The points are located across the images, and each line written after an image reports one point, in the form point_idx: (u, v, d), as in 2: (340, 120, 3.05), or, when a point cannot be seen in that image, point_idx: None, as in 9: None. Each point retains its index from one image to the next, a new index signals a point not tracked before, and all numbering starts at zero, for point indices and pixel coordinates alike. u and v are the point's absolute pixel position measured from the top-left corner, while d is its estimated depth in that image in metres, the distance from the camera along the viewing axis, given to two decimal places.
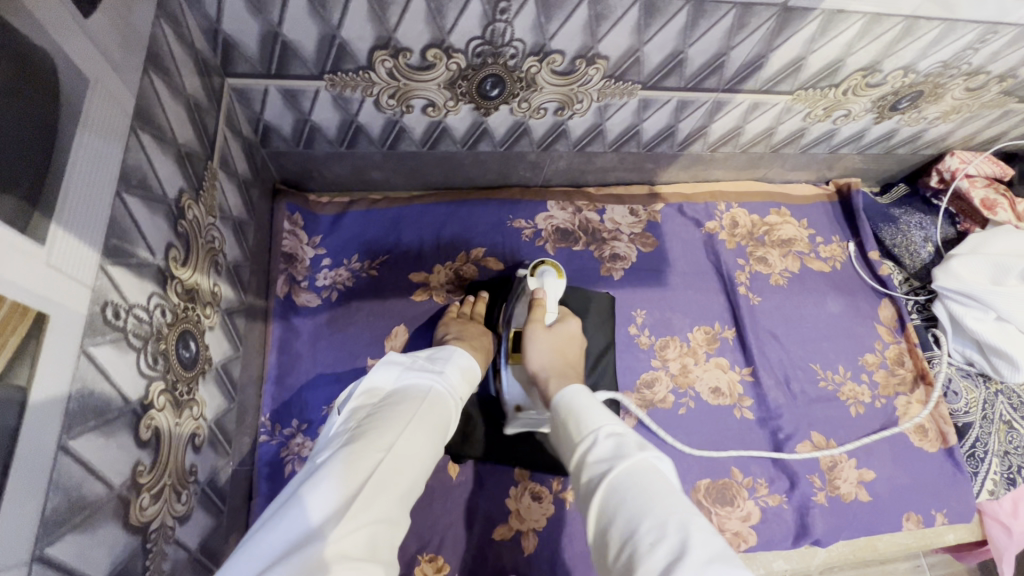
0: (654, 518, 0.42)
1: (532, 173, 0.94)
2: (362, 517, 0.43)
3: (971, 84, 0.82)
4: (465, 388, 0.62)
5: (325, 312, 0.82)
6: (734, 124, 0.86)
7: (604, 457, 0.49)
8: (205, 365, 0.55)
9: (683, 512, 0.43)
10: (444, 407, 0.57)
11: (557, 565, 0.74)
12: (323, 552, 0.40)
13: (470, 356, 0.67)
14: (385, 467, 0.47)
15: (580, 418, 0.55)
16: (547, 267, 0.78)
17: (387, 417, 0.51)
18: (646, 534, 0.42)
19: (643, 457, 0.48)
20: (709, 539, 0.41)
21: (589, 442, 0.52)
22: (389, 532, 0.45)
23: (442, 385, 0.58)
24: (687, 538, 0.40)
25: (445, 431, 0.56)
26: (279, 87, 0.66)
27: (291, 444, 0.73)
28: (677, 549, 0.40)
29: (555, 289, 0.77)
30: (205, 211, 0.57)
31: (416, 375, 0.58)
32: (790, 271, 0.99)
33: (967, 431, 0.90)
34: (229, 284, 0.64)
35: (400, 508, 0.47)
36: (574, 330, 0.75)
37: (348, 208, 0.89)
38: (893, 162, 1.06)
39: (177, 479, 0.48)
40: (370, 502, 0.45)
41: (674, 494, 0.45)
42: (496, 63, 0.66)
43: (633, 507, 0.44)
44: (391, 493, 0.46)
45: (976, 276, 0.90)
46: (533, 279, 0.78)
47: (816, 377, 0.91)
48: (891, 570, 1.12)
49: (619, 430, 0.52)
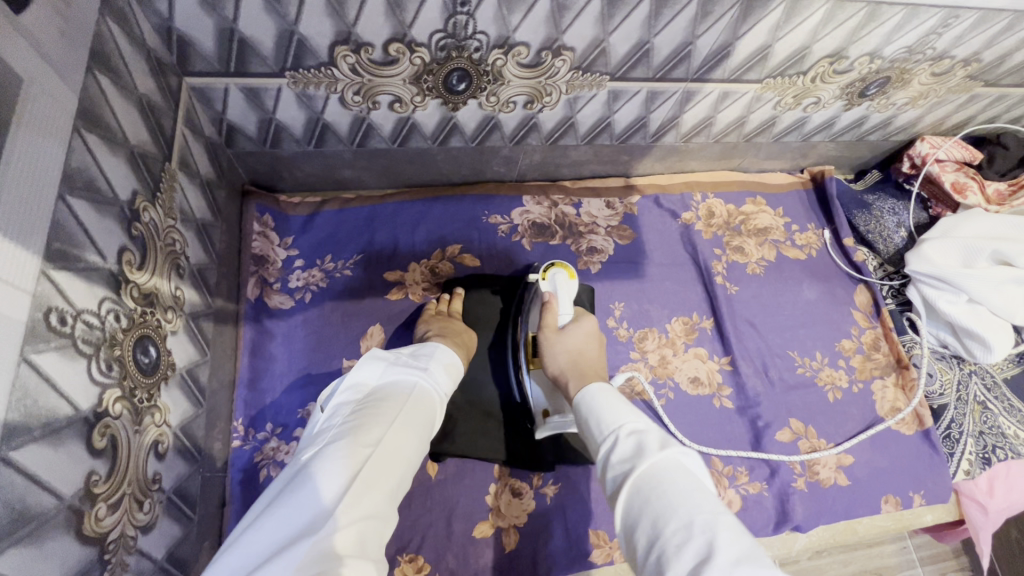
0: (679, 519, 0.42)
1: (506, 168, 0.93)
2: (351, 513, 0.43)
3: (937, 69, 0.83)
4: (450, 384, 0.62)
5: (299, 314, 0.81)
6: (705, 114, 0.86)
7: (626, 458, 0.49)
8: (167, 371, 0.54)
9: (710, 510, 0.42)
10: (430, 403, 0.56)
11: (538, 560, 0.74)
12: (315, 550, 0.39)
13: (452, 352, 0.66)
14: (373, 462, 0.46)
15: (601, 418, 0.55)
16: (558, 269, 0.78)
17: (374, 413, 0.50)
18: (672, 535, 0.42)
19: (665, 453, 0.48)
20: (737, 539, 0.40)
21: (611, 441, 0.52)
22: (379, 528, 0.45)
23: (427, 380, 0.58)
24: (713, 538, 0.40)
25: (431, 426, 0.55)
26: (240, 85, 0.65)
27: (266, 449, 0.72)
28: (703, 548, 0.39)
29: (568, 291, 0.77)
30: (163, 213, 0.56)
31: (401, 371, 0.57)
32: (767, 260, 0.99)
33: (942, 412, 0.91)
34: (193, 287, 0.62)
35: (390, 504, 0.47)
36: (591, 327, 0.74)
37: (320, 208, 0.88)
38: (865, 149, 1.07)
39: (138, 488, 0.47)
40: (359, 498, 0.44)
41: (700, 492, 0.44)
42: (461, 56, 0.66)
43: (657, 508, 0.44)
44: (380, 489, 0.46)
45: (947, 260, 0.91)
46: (546, 282, 0.78)
47: (794, 364, 0.92)
48: (877, 553, 1.14)
49: (640, 427, 0.52)
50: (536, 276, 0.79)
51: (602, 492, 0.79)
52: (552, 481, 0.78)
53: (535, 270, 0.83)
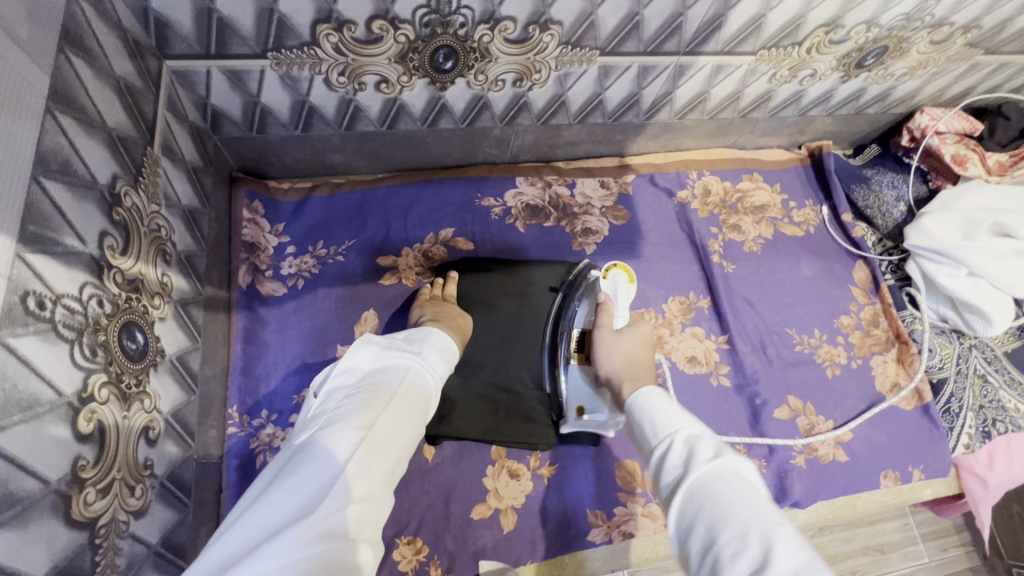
0: (735, 527, 0.40)
1: (498, 150, 0.92)
2: (345, 496, 0.42)
3: (936, 37, 0.81)
4: (445, 368, 0.61)
5: (292, 301, 0.80)
6: (699, 89, 0.84)
7: (679, 462, 0.48)
8: (156, 357, 0.54)
9: (767, 520, 0.41)
10: (426, 388, 0.56)
11: (536, 540, 0.74)
12: (311, 530, 0.38)
13: (447, 336, 0.65)
14: (367, 445, 0.46)
15: (653, 422, 0.54)
16: (619, 272, 0.82)
17: (367, 397, 0.50)
18: (726, 544, 0.40)
19: (720, 460, 0.46)
20: (797, 551, 0.39)
21: (664, 446, 0.51)
22: (375, 511, 0.44)
23: (421, 364, 0.57)
24: (772, 548, 0.38)
25: (426, 411, 0.55)
26: (221, 67, 0.64)
27: (261, 435, 0.71)
28: (761, 556, 0.38)
29: (627, 296, 0.81)
30: (147, 198, 0.55)
31: (395, 355, 0.56)
32: (764, 237, 0.98)
33: (942, 387, 0.91)
34: (181, 274, 0.61)
35: (385, 487, 0.46)
36: (645, 333, 0.72)
37: (311, 194, 0.87)
38: (864, 123, 1.05)
39: (129, 473, 0.47)
40: (353, 481, 0.43)
41: (758, 502, 0.42)
42: (446, 33, 0.64)
43: (712, 515, 0.42)
44: (374, 471, 0.45)
45: (948, 233, 0.90)
46: (606, 281, 0.81)
47: (792, 341, 0.91)
48: (881, 529, 1.15)
49: (695, 433, 0.51)
50: (597, 272, 0.81)
51: (600, 472, 0.79)
52: (549, 462, 0.78)
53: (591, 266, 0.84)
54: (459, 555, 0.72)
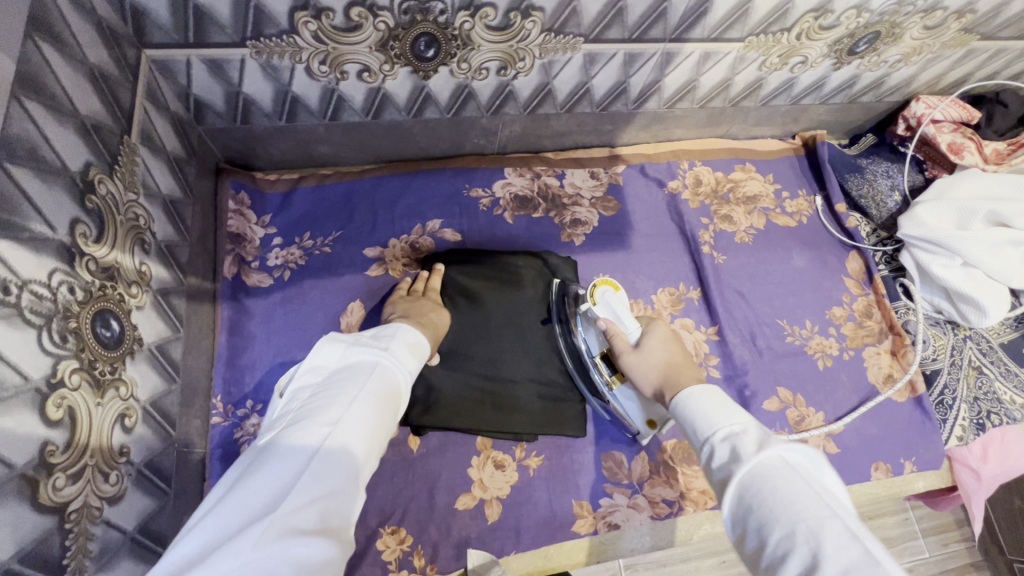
0: (783, 530, 0.41)
1: (486, 140, 0.91)
2: (310, 493, 0.42)
3: (929, 22, 0.80)
4: (416, 362, 0.60)
5: (278, 292, 0.80)
6: (688, 77, 0.83)
7: (724, 463, 0.49)
8: (132, 345, 0.54)
9: (815, 516, 0.41)
10: (395, 383, 0.55)
11: (521, 531, 0.74)
12: (273, 529, 0.38)
13: (418, 331, 0.64)
14: (331, 442, 0.46)
15: (695, 421, 0.54)
16: (603, 288, 0.75)
17: (332, 395, 0.49)
18: (778, 545, 0.41)
19: (761, 457, 0.46)
20: (851, 548, 0.39)
21: (707, 447, 0.51)
22: (344, 507, 0.44)
23: (390, 359, 0.56)
24: (822, 549, 0.39)
25: (397, 406, 0.54)
26: (201, 57, 0.63)
27: (245, 425, 0.72)
28: (812, 558, 0.39)
29: (624, 306, 0.74)
30: (123, 186, 0.55)
31: (362, 350, 0.55)
32: (755, 228, 0.97)
33: (935, 378, 0.90)
34: (160, 263, 0.61)
35: (353, 483, 0.46)
36: (663, 333, 0.71)
37: (297, 185, 0.86)
38: (859, 112, 1.03)
39: (102, 459, 0.47)
40: (318, 479, 0.43)
41: (806, 496, 0.42)
42: (426, 20, 0.64)
43: (761, 518, 0.43)
44: (340, 468, 0.45)
45: (941, 222, 0.88)
46: (599, 306, 0.74)
47: (783, 333, 0.90)
48: (881, 525, 1.14)
49: (734, 429, 0.50)
50: (584, 302, 0.75)
51: (586, 463, 0.79)
52: (534, 453, 0.78)
53: (579, 295, 0.79)
54: (443, 545, 0.72)
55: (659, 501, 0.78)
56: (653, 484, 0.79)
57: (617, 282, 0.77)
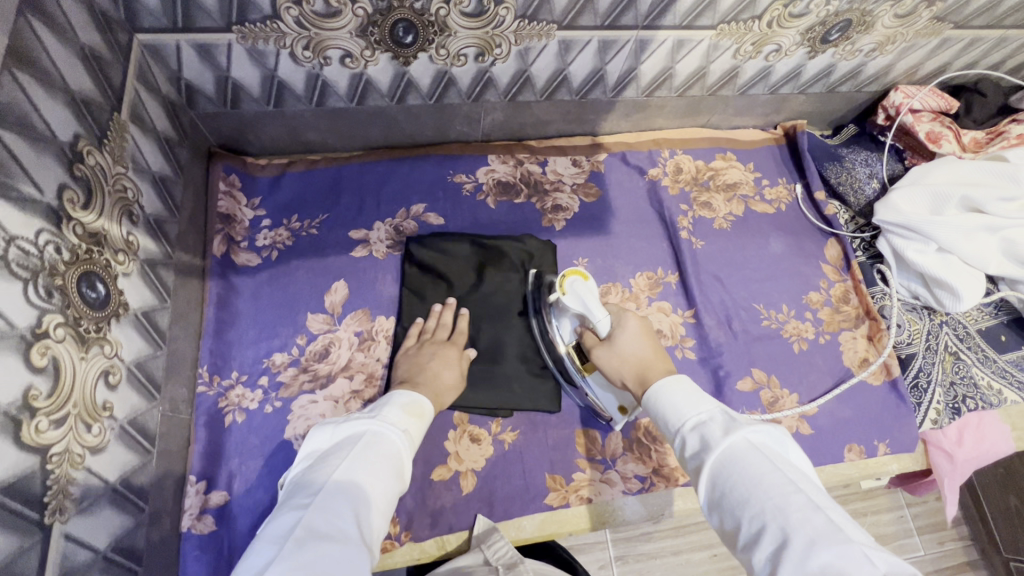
0: (753, 510, 0.46)
1: (469, 128, 0.94)
2: (298, 562, 0.40)
3: (900, 10, 0.81)
4: (410, 424, 0.60)
5: (265, 270, 0.83)
6: (663, 65, 0.85)
7: (695, 452, 0.53)
8: (119, 308, 0.57)
9: (781, 493, 0.45)
10: (388, 446, 0.55)
11: (494, 502, 0.77)
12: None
13: (412, 394, 0.65)
14: (317, 513, 0.45)
15: (664, 414, 0.58)
16: (573, 278, 0.73)
17: (320, 473, 0.49)
18: (750, 525, 0.46)
19: (727, 443, 0.51)
20: (812, 518, 0.43)
21: (679, 440, 0.55)
22: (344, 569, 0.41)
23: (381, 426, 0.56)
24: (788, 522, 0.43)
25: (395, 466, 0.53)
26: (190, 41, 0.67)
27: (230, 395, 0.75)
28: (779, 534, 0.43)
29: (595, 297, 0.72)
30: (112, 159, 0.58)
31: (351, 423, 0.55)
32: (734, 215, 0.99)
33: (910, 362, 0.91)
34: (148, 236, 0.65)
35: (352, 545, 0.43)
36: (635, 326, 0.71)
37: (287, 169, 0.90)
38: (840, 102, 1.05)
39: (85, 411, 0.50)
40: (306, 548, 0.41)
41: (771, 476, 0.47)
42: (402, 7, 0.67)
43: (733, 501, 0.48)
44: (333, 534, 0.43)
45: (916, 208, 0.89)
46: (568, 297, 0.72)
47: (759, 317, 0.92)
48: (875, 520, 1.19)
49: (701, 419, 0.55)
50: (555, 293, 0.74)
51: (559, 439, 0.81)
52: (510, 428, 0.80)
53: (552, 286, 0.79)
54: (418, 514, 0.75)
55: (631, 476, 0.80)
56: (627, 461, 0.81)
57: (586, 270, 0.75)
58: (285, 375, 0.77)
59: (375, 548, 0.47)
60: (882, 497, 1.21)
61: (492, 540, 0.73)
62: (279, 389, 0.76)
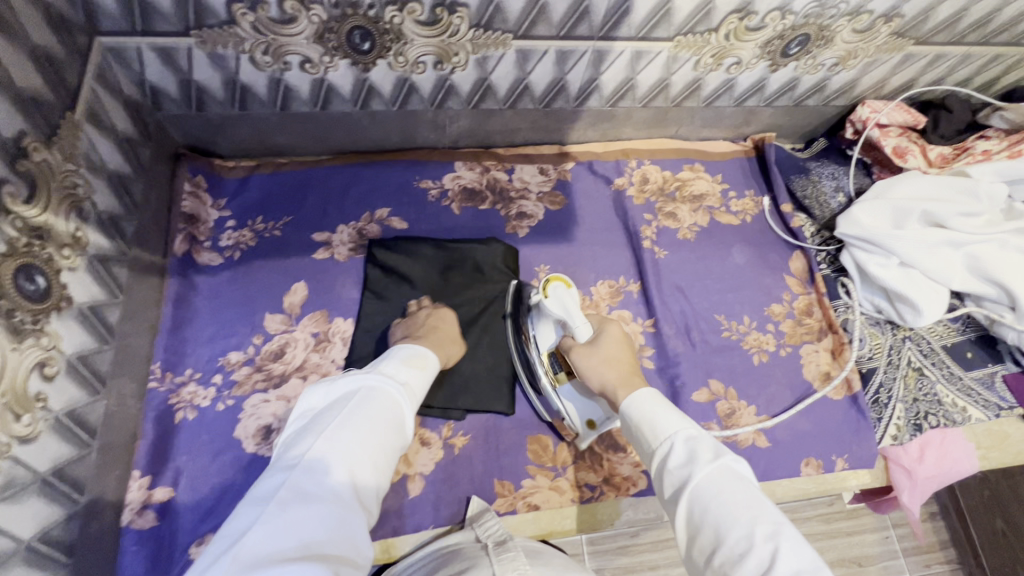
0: (740, 531, 0.46)
1: (436, 134, 0.95)
2: (289, 517, 0.45)
3: (857, 26, 0.82)
4: (409, 377, 0.63)
5: (226, 270, 0.84)
6: (624, 75, 0.86)
7: (683, 464, 0.53)
8: (61, 301, 0.59)
9: (771, 521, 0.47)
10: (384, 399, 0.58)
11: (441, 507, 0.76)
12: (244, 555, 0.42)
13: (414, 346, 0.68)
14: (310, 470, 0.49)
15: (652, 421, 0.58)
16: (557, 283, 0.70)
17: (316, 429, 0.53)
18: (735, 544, 0.46)
19: (720, 463, 0.51)
20: (799, 551, 0.44)
21: (665, 448, 0.55)
22: (337, 530, 0.47)
23: (379, 382, 0.59)
24: (778, 548, 0.44)
25: (393, 423, 0.57)
26: (151, 45, 0.69)
27: (181, 392, 0.76)
28: (768, 559, 0.44)
29: (575, 305, 0.70)
30: (62, 156, 0.60)
31: (348, 380, 0.58)
32: (699, 226, 0.99)
33: (871, 376, 0.90)
34: (101, 232, 0.66)
35: (343, 505, 0.48)
36: (616, 331, 0.71)
37: (254, 171, 0.91)
38: (810, 116, 1.05)
39: (15, 401, 0.51)
40: (297, 503, 0.46)
41: (762, 504, 0.48)
42: (356, 14, 0.69)
43: (717, 517, 0.48)
44: (325, 492, 0.48)
45: (878, 222, 0.89)
46: (550, 303, 0.70)
47: (719, 327, 0.92)
48: (859, 540, 1.16)
49: (693, 434, 0.55)
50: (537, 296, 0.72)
51: (511, 445, 0.81)
52: (461, 432, 0.81)
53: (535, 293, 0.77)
54: None
55: (582, 485, 0.79)
56: (577, 469, 0.80)
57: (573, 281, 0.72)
58: (239, 373, 0.78)
59: (368, 503, 0.52)
60: (867, 517, 1.19)
61: (485, 519, 0.71)
62: (232, 388, 0.77)
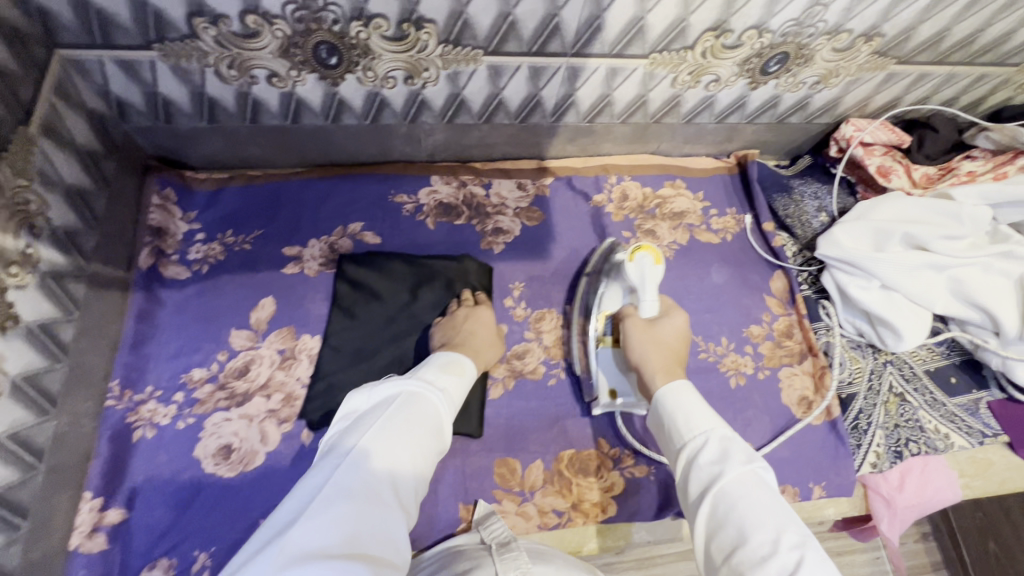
0: (766, 535, 0.49)
1: (412, 148, 0.94)
2: (326, 513, 0.46)
3: (837, 44, 0.81)
4: (449, 382, 0.64)
5: (193, 284, 0.83)
6: (600, 92, 0.85)
7: (716, 462, 0.56)
8: (6, 321, 0.58)
9: (798, 530, 0.50)
10: (422, 403, 0.59)
11: None
12: (284, 550, 0.42)
13: (452, 353, 0.70)
14: (348, 466, 0.50)
15: (686, 416, 0.61)
16: (645, 253, 0.76)
17: (358, 430, 0.55)
18: (758, 547, 0.49)
19: (750, 468, 0.55)
20: (823, 561, 0.47)
21: (698, 443, 0.58)
22: (376, 526, 0.47)
23: (417, 386, 0.61)
24: (803, 555, 0.47)
25: (431, 425, 0.58)
26: (113, 58, 0.68)
27: (140, 410, 0.74)
28: (793, 564, 0.47)
29: (654, 278, 0.75)
30: (12, 172, 0.59)
31: (387, 386, 0.60)
32: (678, 244, 0.97)
33: (851, 402, 0.87)
34: (54, 249, 0.66)
35: (382, 503, 0.49)
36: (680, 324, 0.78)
37: (225, 184, 0.90)
38: (794, 133, 1.03)
39: None
40: (334, 499, 0.47)
41: (788, 514, 0.51)
42: (320, 29, 0.68)
43: (744, 516, 0.51)
44: (364, 491, 0.49)
45: (858, 243, 0.87)
46: (632, 266, 0.76)
47: (696, 349, 0.90)
48: (848, 561, 1.14)
49: (727, 434, 0.58)
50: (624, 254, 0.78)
51: (478, 468, 0.79)
52: None
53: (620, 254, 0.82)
54: None
55: (549, 511, 0.77)
56: (546, 493, 0.78)
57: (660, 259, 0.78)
58: (201, 391, 0.76)
59: (408, 504, 0.52)
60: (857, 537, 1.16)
61: (490, 522, 0.72)
62: (193, 406, 0.75)
